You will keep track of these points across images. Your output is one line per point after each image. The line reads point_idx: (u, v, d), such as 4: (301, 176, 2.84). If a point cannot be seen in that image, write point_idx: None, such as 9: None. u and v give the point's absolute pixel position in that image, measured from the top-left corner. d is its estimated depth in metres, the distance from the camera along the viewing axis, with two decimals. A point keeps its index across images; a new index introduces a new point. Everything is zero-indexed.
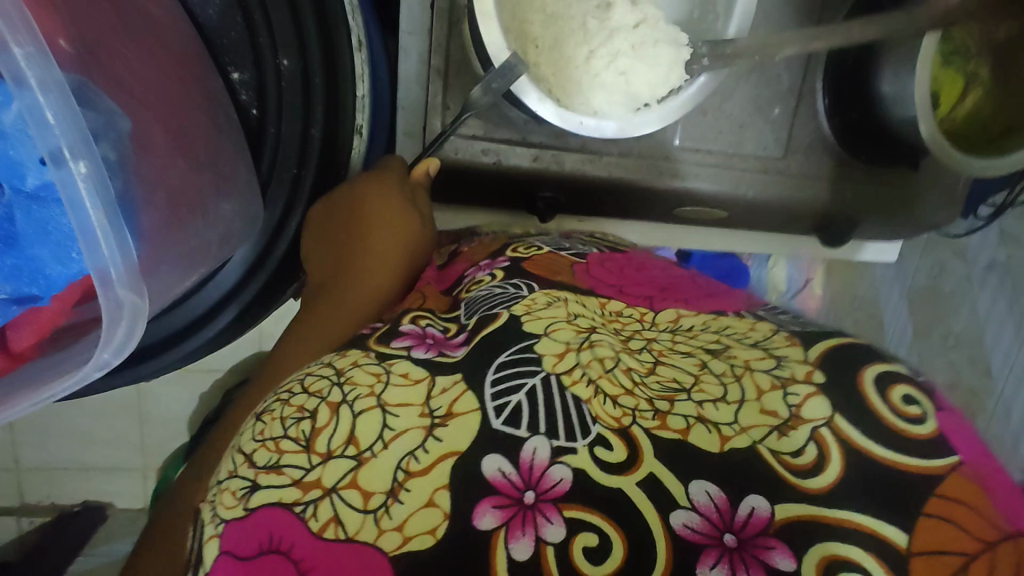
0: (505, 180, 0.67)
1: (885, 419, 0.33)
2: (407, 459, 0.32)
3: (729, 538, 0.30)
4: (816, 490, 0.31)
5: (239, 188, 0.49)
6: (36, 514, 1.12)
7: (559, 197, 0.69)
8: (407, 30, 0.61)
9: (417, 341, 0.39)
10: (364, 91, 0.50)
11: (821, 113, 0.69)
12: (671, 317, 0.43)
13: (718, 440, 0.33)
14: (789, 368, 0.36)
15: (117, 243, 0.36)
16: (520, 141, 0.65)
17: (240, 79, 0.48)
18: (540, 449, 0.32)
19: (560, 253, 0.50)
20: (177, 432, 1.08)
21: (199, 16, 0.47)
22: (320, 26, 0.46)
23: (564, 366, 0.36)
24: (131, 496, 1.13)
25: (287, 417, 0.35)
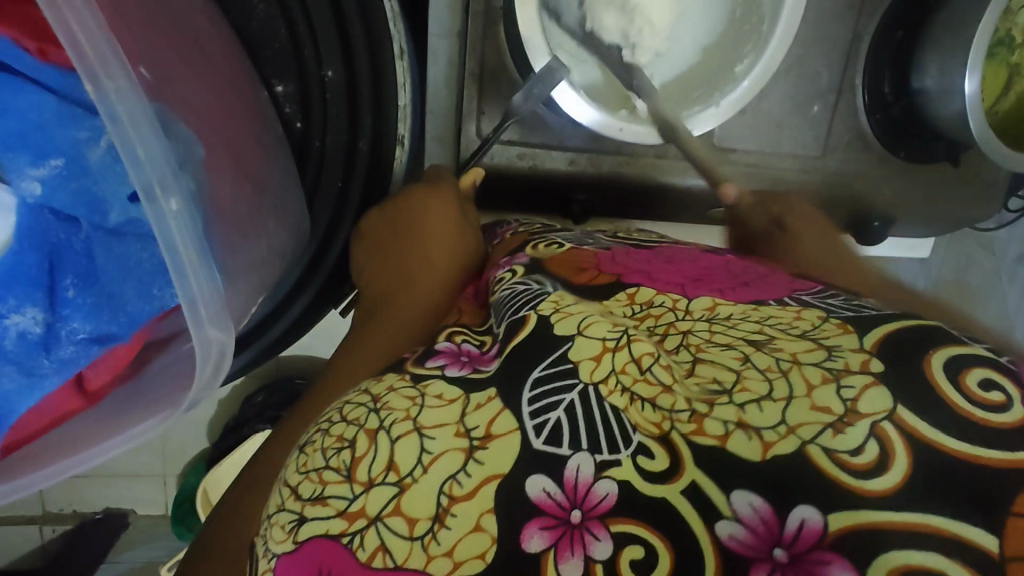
0: (537, 182, 0.65)
1: (960, 407, 0.29)
2: (449, 483, 0.32)
3: (779, 554, 0.27)
4: (877, 493, 0.27)
5: (293, 204, 0.48)
6: (59, 521, 1.12)
7: (592, 199, 0.66)
8: (435, 33, 0.60)
9: (451, 359, 0.39)
10: (406, 100, 0.48)
11: (860, 110, 0.68)
12: (706, 305, 0.38)
13: (760, 448, 0.30)
14: (841, 358, 0.32)
15: (206, 278, 0.34)
16: (556, 145, 0.64)
17: (284, 91, 0.47)
18: (583, 466, 0.31)
19: (582, 247, 0.49)
20: (199, 438, 1.07)
21: (241, 28, 0.46)
22: (367, 33, 0.44)
23: (600, 373, 0.34)
24: (153, 503, 1.13)
25: (328, 448, 0.35)
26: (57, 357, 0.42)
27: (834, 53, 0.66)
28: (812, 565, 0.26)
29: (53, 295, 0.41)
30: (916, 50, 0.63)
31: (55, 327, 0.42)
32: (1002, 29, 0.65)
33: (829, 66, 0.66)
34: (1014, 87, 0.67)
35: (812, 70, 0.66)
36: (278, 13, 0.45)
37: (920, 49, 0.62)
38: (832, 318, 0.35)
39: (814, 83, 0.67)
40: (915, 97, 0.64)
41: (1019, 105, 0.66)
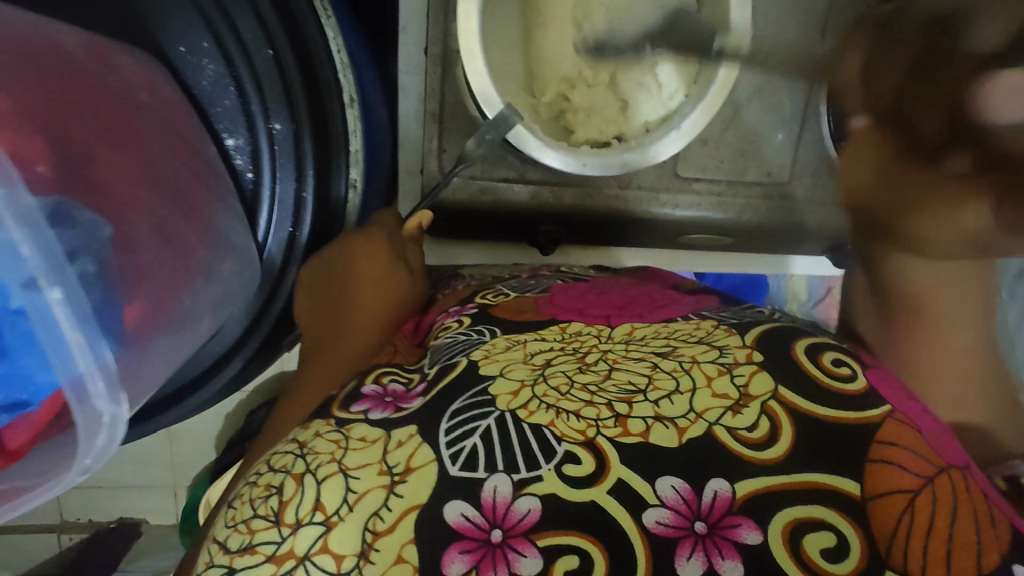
0: (503, 215, 0.67)
1: (818, 378, 0.37)
2: (373, 518, 0.32)
3: (700, 526, 0.31)
4: (772, 459, 0.33)
5: (231, 248, 0.51)
6: (78, 529, 1.18)
7: (559, 230, 0.68)
8: (406, 71, 0.61)
9: (376, 402, 0.39)
10: (358, 146, 0.54)
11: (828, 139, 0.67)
12: (626, 330, 0.43)
13: (676, 434, 0.34)
14: (731, 354, 0.39)
15: (93, 353, 0.36)
16: (517, 178, 0.66)
17: (234, 144, 0.53)
18: (500, 486, 0.32)
19: (525, 295, 0.50)
20: (205, 451, 1.11)
21: (193, 87, 0.51)
22: (310, 91, 0.50)
23: (518, 402, 0.36)
24: (164, 513, 1.17)
25: (256, 498, 0.36)
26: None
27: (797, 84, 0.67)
28: (726, 530, 0.31)
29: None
30: None
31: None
32: None
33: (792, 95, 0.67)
34: None
35: (775, 99, 0.67)
36: (226, 73, 0.50)
37: None
38: (722, 325, 0.43)
39: (777, 111, 0.67)
40: None
41: None
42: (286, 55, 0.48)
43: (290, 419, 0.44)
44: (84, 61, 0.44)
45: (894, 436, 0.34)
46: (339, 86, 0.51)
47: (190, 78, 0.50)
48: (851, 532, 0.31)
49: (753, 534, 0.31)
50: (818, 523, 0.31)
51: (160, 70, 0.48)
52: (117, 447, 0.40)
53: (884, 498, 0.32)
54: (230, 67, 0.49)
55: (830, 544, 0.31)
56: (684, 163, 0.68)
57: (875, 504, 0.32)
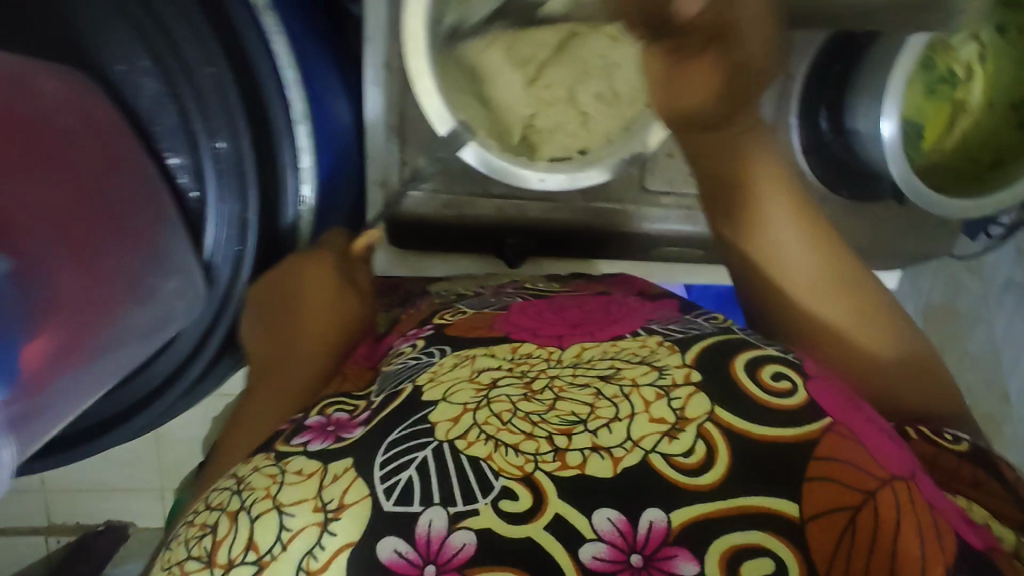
0: (469, 229, 0.68)
1: (754, 395, 0.35)
2: (305, 558, 0.32)
3: (635, 559, 0.30)
4: (706, 487, 0.31)
5: (179, 268, 0.53)
6: (65, 531, 1.18)
7: (526, 242, 0.68)
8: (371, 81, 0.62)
9: (316, 433, 0.39)
10: (309, 161, 0.55)
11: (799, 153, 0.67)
12: (575, 352, 0.41)
13: (611, 465, 0.33)
14: (669, 374, 0.36)
15: None
16: (481, 194, 0.66)
17: (176, 163, 0.52)
18: (436, 520, 0.31)
19: (484, 310, 0.49)
20: (191, 455, 1.11)
21: (133, 104, 0.51)
22: (251, 107, 0.50)
23: (457, 432, 0.35)
24: (151, 516, 1.17)
25: (191, 538, 0.36)
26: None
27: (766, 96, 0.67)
28: (660, 561, 0.30)
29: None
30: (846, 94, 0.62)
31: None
32: (942, 66, 0.64)
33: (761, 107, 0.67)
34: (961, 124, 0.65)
35: None
36: (165, 91, 0.50)
37: (849, 92, 0.62)
38: (667, 342, 0.40)
39: None
40: (850, 138, 0.63)
41: (965, 144, 0.64)
42: (225, 71, 0.48)
43: (238, 447, 0.45)
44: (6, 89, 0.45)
45: (830, 452, 0.32)
46: (286, 103, 0.53)
47: (129, 96, 0.51)
48: (789, 557, 0.29)
49: (689, 565, 0.29)
50: (755, 550, 0.30)
51: (97, 89, 0.49)
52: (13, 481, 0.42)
53: (825, 517, 0.30)
54: (168, 84, 0.49)
55: (768, 571, 0.29)
56: (652, 175, 0.67)
57: (813, 525, 0.30)
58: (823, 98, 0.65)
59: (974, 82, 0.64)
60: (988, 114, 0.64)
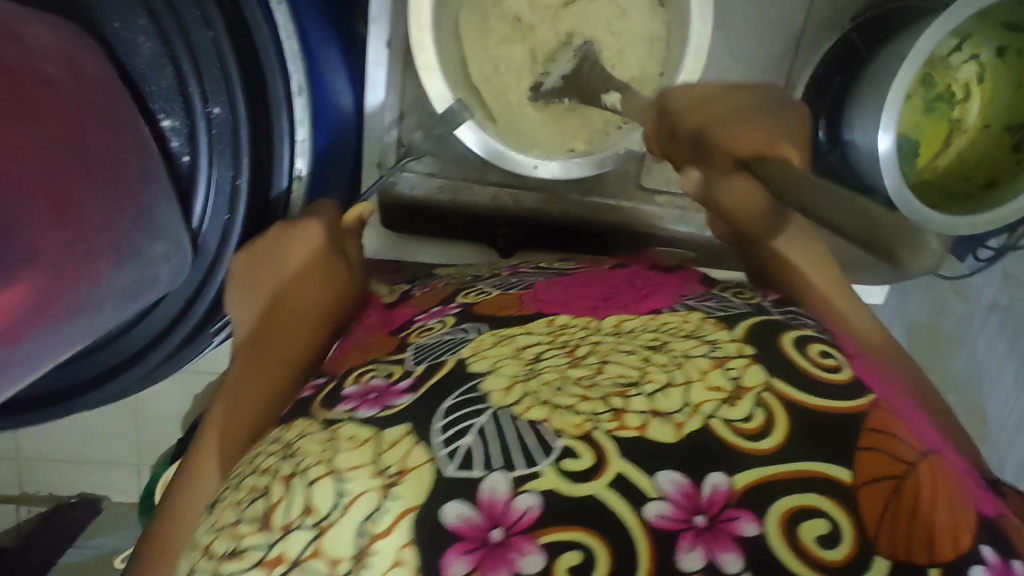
0: (461, 213, 0.69)
1: (807, 369, 0.37)
2: (367, 521, 0.32)
3: (700, 520, 0.31)
4: (770, 448, 0.33)
5: (167, 232, 0.53)
6: (39, 501, 1.16)
7: (518, 231, 0.70)
8: (375, 62, 0.62)
9: (360, 402, 0.39)
10: (304, 135, 0.57)
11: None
12: (614, 322, 0.43)
13: (673, 429, 0.34)
14: (722, 348, 0.38)
15: None
16: (475, 180, 0.68)
17: (170, 125, 0.55)
18: (499, 485, 0.33)
19: (510, 291, 0.49)
20: (171, 430, 1.09)
21: (128, 64, 0.53)
22: (248, 71, 0.52)
23: (510, 399, 0.36)
24: (127, 490, 1.16)
25: (242, 501, 0.35)
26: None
27: None
28: (725, 523, 0.31)
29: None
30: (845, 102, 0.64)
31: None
32: (940, 86, 0.67)
33: None
34: (956, 143, 0.67)
35: None
36: (162, 51, 0.53)
37: (849, 102, 0.64)
38: (711, 318, 0.42)
39: None
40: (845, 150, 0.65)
41: (959, 164, 0.67)
42: (223, 39, 0.50)
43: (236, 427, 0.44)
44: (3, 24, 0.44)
45: (879, 424, 0.34)
46: (285, 75, 0.54)
47: (124, 54, 0.53)
48: (842, 519, 0.31)
49: (751, 525, 0.31)
50: (813, 511, 0.31)
51: (94, 46, 0.51)
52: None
53: (872, 484, 0.32)
54: (165, 44, 0.52)
55: (824, 531, 0.31)
56: (648, 174, 0.69)
57: (863, 489, 0.32)
58: (821, 109, 0.67)
59: (970, 102, 0.67)
60: (985, 133, 0.66)
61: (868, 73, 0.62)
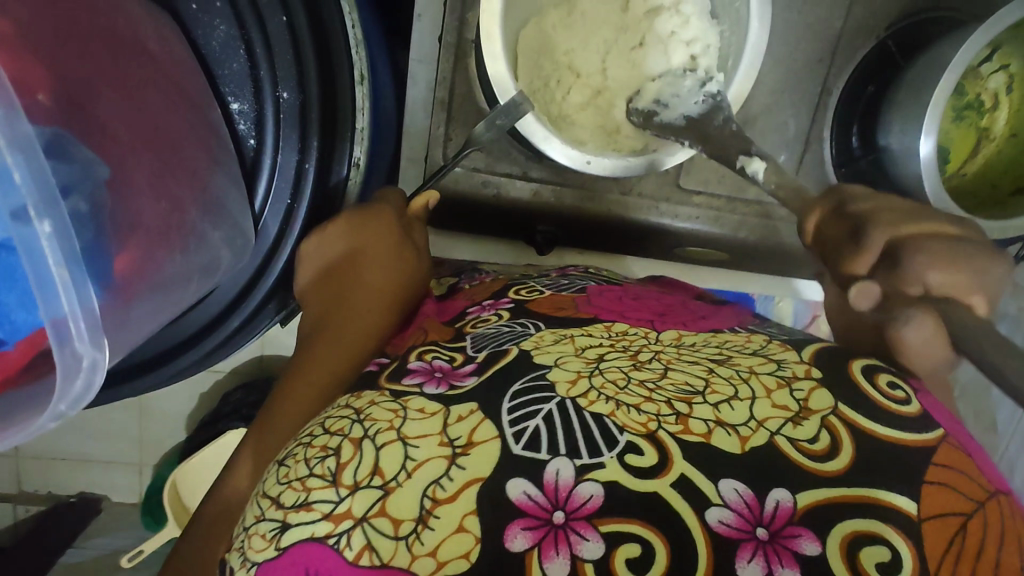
0: (505, 212, 0.69)
1: (875, 399, 0.36)
2: (433, 487, 0.32)
3: (761, 532, 0.31)
4: (835, 472, 0.32)
5: (229, 219, 0.55)
6: (34, 501, 1.08)
7: (557, 231, 0.71)
8: (418, 59, 0.65)
9: (426, 377, 0.38)
10: (364, 123, 0.57)
11: (826, 159, 0.71)
12: (673, 336, 0.43)
13: (738, 441, 0.34)
14: (789, 368, 0.38)
15: (78, 296, 0.37)
16: (520, 175, 0.68)
17: (238, 108, 0.55)
18: (563, 470, 0.32)
19: (561, 293, 0.50)
20: (175, 429, 1.03)
21: (202, 46, 0.53)
22: (321, 56, 0.53)
23: (577, 391, 0.35)
24: (126, 490, 1.09)
25: (311, 457, 0.35)
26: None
27: (800, 106, 0.70)
28: (786, 539, 0.30)
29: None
30: (882, 107, 0.65)
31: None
32: (970, 94, 0.67)
33: (796, 117, 0.70)
34: (982, 150, 0.68)
35: (780, 121, 0.70)
36: (236, 35, 0.52)
37: (886, 108, 0.65)
38: (774, 340, 0.42)
39: (782, 132, 0.70)
40: (880, 155, 0.65)
41: (986, 170, 0.68)
42: (299, 21, 0.51)
43: (307, 385, 0.47)
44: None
45: (947, 460, 0.33)
46: (350, 61, 0.54)
47: (200, 36, 0.52)
48: (905, 549, 0.30)
49: (813, 545, 0.30)
50: (875, 537, 0.31)
51: (170, 24, 0.51)
52: (94, 395, 0.41)
53: (938, 519, 0.31)
54: (241, 28, 0.52)
55: (886, 560, 0.30)
56: (688, 174, 0.70)
57: (930, 523, 0.31)
58: (853, 117, 0.68)
59: (998, 110, 0.68)
60: (1009, 140, 0.68)
61: (905, 79, 0.63)
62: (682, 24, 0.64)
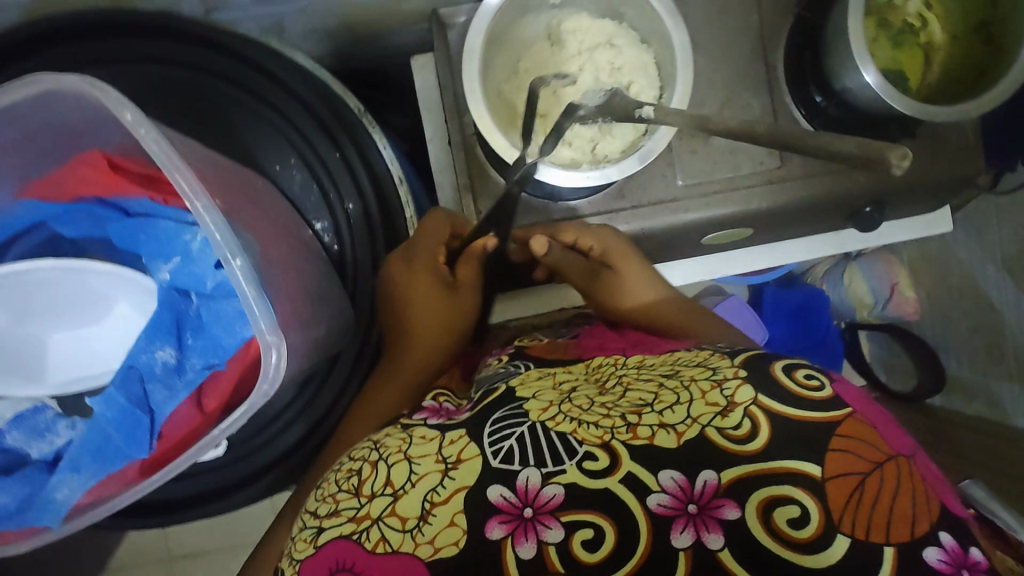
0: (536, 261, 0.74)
1: (794, 390, 0.45)
2: (431, 493, 0.43)
3: (692, 508, 0.41)
4: (753, 451, 0.43)
5: (333, 302, 0.66)
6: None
7: None
8: (440, 170, 0.77)
9: (432, 413, 0.51)
10: (411, 213, 0.70)
11: (800, 120, 0.72)
12: (638, 360, 0.54)
13: (675, 437, 0.44)
14: (721, 372, 0.48)
15: (263, 307, 0.47)
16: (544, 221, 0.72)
17: (321, 227, 0.69)
18: (532, 476, 0.42)
19: (558, 339, 0.62)
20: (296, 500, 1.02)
21: (287, 189, 0.68)
22: (370, 168, 0.68)
23: (547, 414, 0.46)
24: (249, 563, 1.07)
25: (341, 477, 0.47)
26: (185, 379, 0.54)
27: (757, 86, 0.71)
28: (712, 510, 0.41)
29: (179, 340, 0.54)
30: (823, 60, 0.66)
31: (147, 358, 0.54)
32: (896, 21, 0.68)
33: (756, 96, 0.71)
34: (936, 59, 0.67)
35: (742, 103, 0.72)
36: (310, 178, 0.67)
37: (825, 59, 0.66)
38: (717, 351, 0.52)
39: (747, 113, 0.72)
40: (842, 97, 0.65)
41: (949, 69, 0.67)
42: (351, 155, 0.67)
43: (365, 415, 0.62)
44: (225, 159, 0.62)
45: (851, 430, 0.43)
46: (390, 168, 0.68)
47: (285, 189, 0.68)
48: (812, 506, 0.40)
49: (733, 511, 0.41)
50: (787, 500, 0.41)
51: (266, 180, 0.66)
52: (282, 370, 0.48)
53: (839, 479, 0.41)
54: (314, 173, 0.67)
55: (795, 516, 0.40)
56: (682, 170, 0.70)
57: (830, 483, 0.41)
58: (805, 78, 0.69)
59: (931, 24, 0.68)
60: (964, 32, 0.66)
61: (827, 36, 0.64)
62: (616, 55, 0.67)
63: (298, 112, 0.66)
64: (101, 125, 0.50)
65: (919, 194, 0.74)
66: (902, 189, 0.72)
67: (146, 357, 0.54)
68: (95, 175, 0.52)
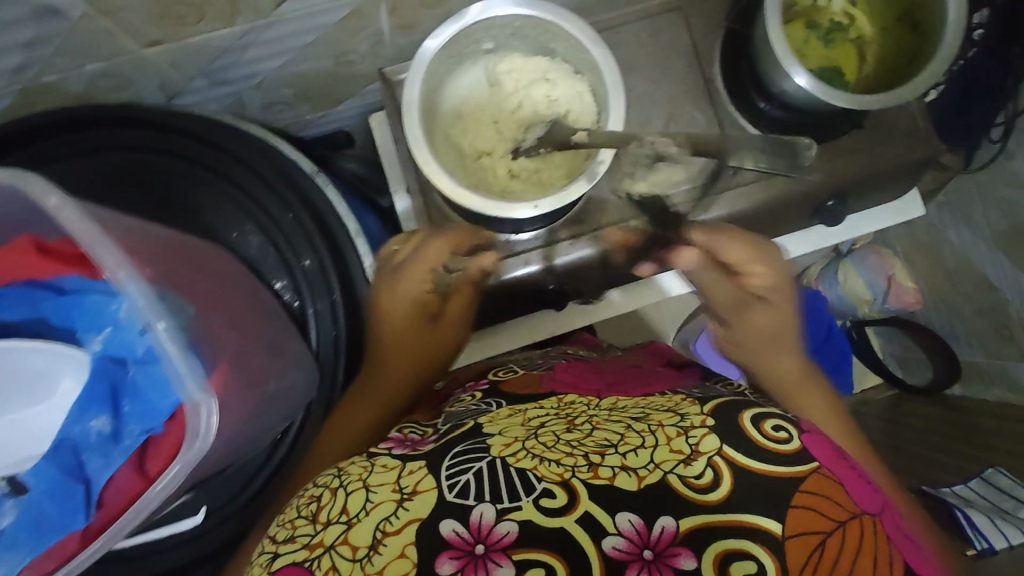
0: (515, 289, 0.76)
1: (761, 442, 0.46)
2: (383, 523, 0.44)
3: (648, 553, 0.40)
4: (717, 500, 0.42)
5: (291, 356, 0.67)
6: None
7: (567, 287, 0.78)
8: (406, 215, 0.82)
9: (397, 443, 0.54)
10: (369, 261, 0.73)
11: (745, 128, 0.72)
12: (611, 401, 0.54)
13: (636, 480, 0.44)
14: (689, 419, 0.48)
15: (189, 364, 0.49)
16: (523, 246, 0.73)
17: (280, 285, 0.70)
18: (486, 512, 0.43)
19: (533, 372, 0.65)
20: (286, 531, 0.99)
21: (244, 251, 0.71)
22: (320, 223, 0.70)
23: (508, 450, 0.48)
24: None
25: (303, 505, 0.50)
26: (121, 446, 0.54)
27: (697, 99, 0.73)
28: (668, 558, 0.40)
29: (115, 409, 0.54)
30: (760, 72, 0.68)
31: (81, 429, 0.54)
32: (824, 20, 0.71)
33: (699, 110, 0.73)
34: (867, 53, 0.70)
35: (686, 116, 0.73)
36: (265, 242, 0.70)
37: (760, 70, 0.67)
38: (690, 397, 0.53)
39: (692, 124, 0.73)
40: (782, 100, 0.67)
41: (881, 59, 0.70)
42: (301, 211, 0.70)
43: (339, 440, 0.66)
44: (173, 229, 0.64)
45: (813, 487, 0.42)
46: (343, 221, 0.71)
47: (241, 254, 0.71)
48: (769, 562, 0.40)
49: (689, 561, 0.40)
50: (744, 555, 0.40)
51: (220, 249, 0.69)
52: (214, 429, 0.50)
53: (800, 537, 0.40)
54: (269, 237, 0.70)
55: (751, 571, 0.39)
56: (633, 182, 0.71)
57: (791, 540, 0.40)
58: (745, 86, 0.71)
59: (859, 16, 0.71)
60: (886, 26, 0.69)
61: (756, 40, 0.66)
62: (551, 89, 0.69)
63: (253, 185, 0.70)
64: (35, 216, 0.53)
65: (876, 183, 0.76)
66: (866, 177, 0.74)
67: (79, 428, 0.54)
68: (25, 260, 0.54)
